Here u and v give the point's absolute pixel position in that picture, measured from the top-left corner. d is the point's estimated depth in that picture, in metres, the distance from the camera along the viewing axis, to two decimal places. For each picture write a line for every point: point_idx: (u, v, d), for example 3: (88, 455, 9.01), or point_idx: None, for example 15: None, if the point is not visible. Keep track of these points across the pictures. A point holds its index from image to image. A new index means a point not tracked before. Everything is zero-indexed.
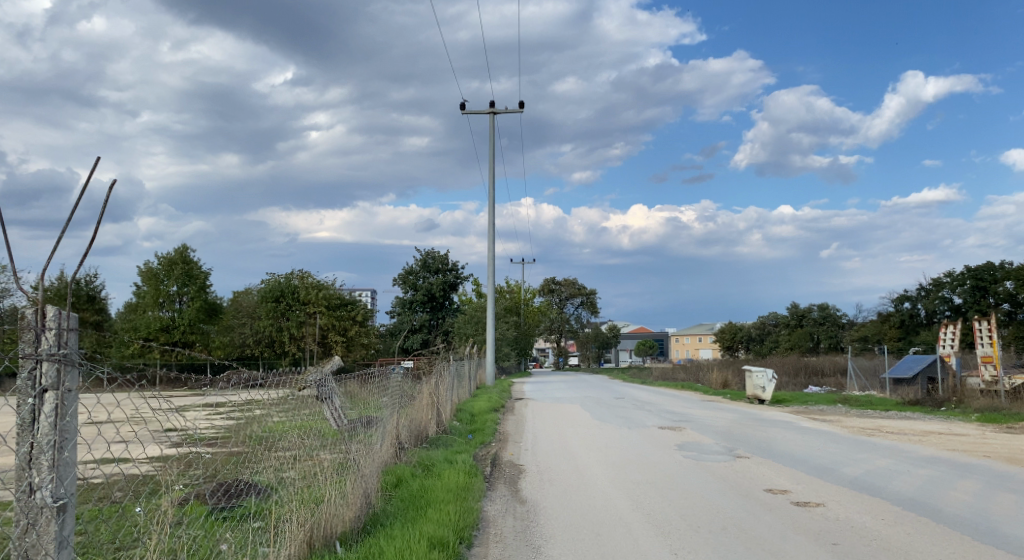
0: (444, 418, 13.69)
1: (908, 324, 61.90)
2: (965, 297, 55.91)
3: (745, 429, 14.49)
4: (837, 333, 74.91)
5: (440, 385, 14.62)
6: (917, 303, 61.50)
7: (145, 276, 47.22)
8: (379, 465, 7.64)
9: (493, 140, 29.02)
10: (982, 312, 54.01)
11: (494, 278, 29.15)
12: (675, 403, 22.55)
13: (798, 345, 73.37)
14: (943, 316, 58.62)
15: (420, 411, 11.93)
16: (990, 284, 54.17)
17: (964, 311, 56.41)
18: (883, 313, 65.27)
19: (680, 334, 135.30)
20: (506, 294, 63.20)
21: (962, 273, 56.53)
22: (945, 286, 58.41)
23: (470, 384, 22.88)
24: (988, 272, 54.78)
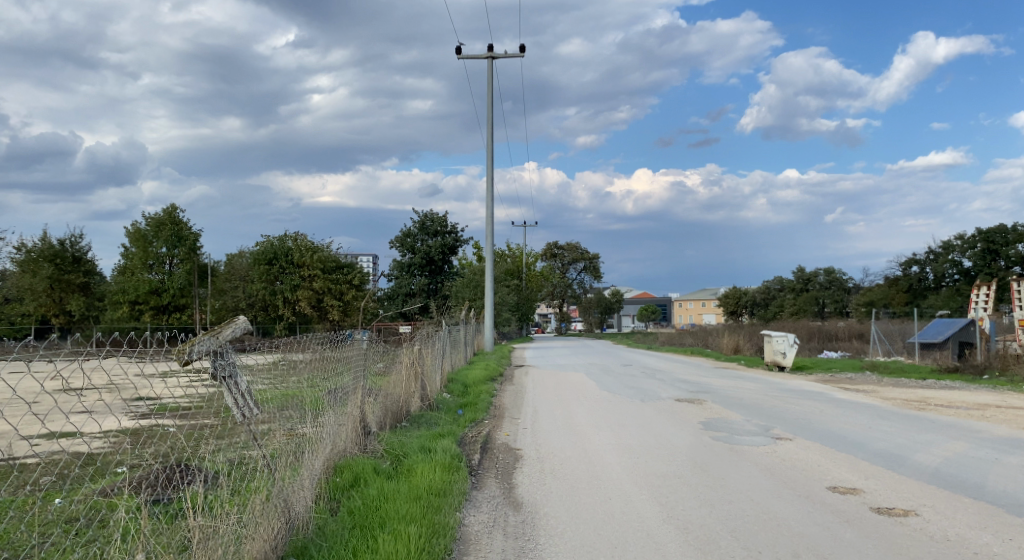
0: (431, 390, 12.02)
1: (916, 288, 60.13)
2: (975, 261, 54.03)
3: (774, 402, 12.83)
4: (843, 297, 73.21)
5: (428, 354, 12.94)
6: (925, 267, 59.78)
7: (133, 237, 45.27)
8: (330, 460, 5.92)
9: (492, 89, 27.05)
10: (993, 276, 52.35)
11: (493, 240, 27.40)
12: (689, 371, 20.88)
13: (804, 309, 71.67)
14: (952, 279, 56.87)
15: (396, 386, 10.25)
16: (1002, 247, 52.17)
17: (973, 275, 54.65)
18: (890, 277, 63.37)
19: (683, 299, 133.93)
20: (507, 257, 61.36)
21: (972, 235, 54.47)
22: (955, 249, 56.55)
23: (466, 350, 21.23)
24: (999, 234, 52.66)
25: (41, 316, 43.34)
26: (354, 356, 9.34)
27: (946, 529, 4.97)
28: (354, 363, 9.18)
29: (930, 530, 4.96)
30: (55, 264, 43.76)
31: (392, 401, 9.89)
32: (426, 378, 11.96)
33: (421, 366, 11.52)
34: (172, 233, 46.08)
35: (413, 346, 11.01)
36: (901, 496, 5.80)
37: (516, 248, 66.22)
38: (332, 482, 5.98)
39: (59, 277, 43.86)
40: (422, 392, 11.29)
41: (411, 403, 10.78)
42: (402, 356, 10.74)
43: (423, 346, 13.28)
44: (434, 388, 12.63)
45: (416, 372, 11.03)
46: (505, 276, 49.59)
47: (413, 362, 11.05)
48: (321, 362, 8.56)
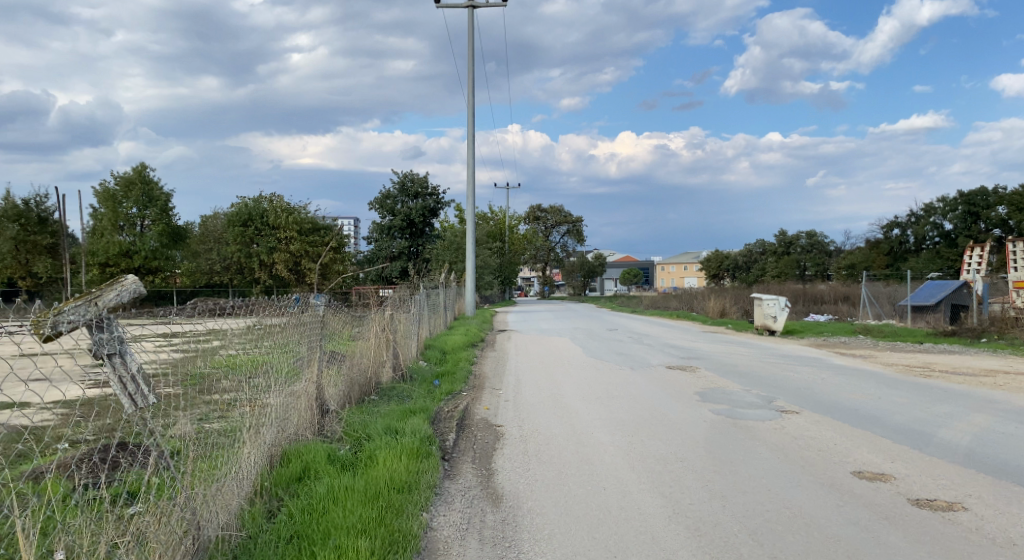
0: (406, 359, 11.17)
1: (897, 251, 59.62)
2: (956, 224, 53.59)
3: (771, 369, 12.10)
4: (824, 260, 72.91)
5: (401, 316, 12.07)
6: (907, 229, 59.28)
7: (102, 197, 43.82)
8: (250, 462, 5.11)
9: (473, 43, 25.93)
10: (974, 239, 51.92)
11: (473, 201, 26.43)
12: (678, 335, 20.13)
13: (786, 272, 71.33)
14: (933, 242, 56.50)
15: (361, 356, 9.38)
16: (983, 209, 51.71)
17: (954, 237, 54.25)
18: (872, 240, 62.93)
19: (666, 263, 133.62)
20: (489, 220, 60.24)
21: (954, 198, 53.87)
22: (936, 211, 56.07)
23: (445, 315, 20.37)
24: (981, 197, 52.15)
25: (8, 279, 42.05)
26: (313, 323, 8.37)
27: (1005, 531, 4.23)
28: (312, 332, 8.23)
29: (985, 533, 4.21)
30: (20, 225, 42.36)
31: (355, 374, 9.05)
32: (400, 345, 11.08)
33: (394, 331, 10.65)
34: (143, 194, 44.71)
35: (387, 311, 10.11)
36: (941, 485, 5.03)
37: (499, 210, 65.10)
38: (260, 486, 5.21)
39: (25, 238, 42.50)
40: (395, 362, 10.43)
41: (380, 373, 9.94)
42: (372, 323, 9.84)
43: (399, 311, 12.38)
44: (408, 355, 11.78)
45: (388, 340, 10.16)
46: (487, 239, 48.59)
47: (386, 329, 10.17)
48: (293, 328, 7.84)
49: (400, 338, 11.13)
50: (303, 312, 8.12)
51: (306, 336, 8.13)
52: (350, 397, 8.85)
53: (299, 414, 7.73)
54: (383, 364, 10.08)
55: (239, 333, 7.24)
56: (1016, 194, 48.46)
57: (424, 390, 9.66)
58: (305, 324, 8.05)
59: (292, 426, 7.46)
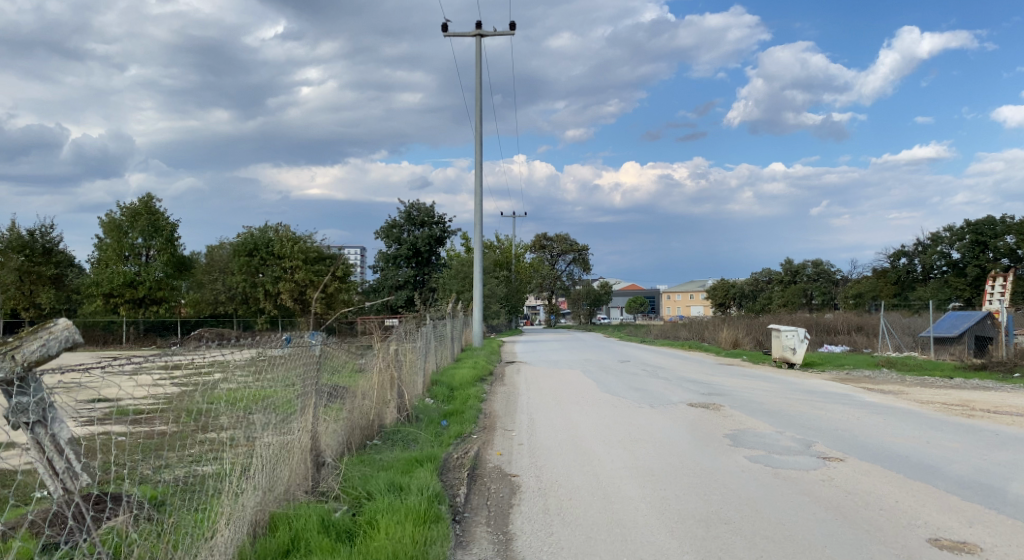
0: (412, 397, 10.47)
1: (905, 280, 58.78)
2: (964, 253, 52.78)
3: (801, 407, 11.37)
4: (831, 289, 72.07)
5: (407, 349, 11.38)
6: (914, 258, 58.49)
7: (107, 227, 43.38)
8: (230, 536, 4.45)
9: (481, 71, 25.54)
10: (982, 268, 51.16)
11: (481, 230, 25.85)
12: (695, 368, 19.38)
13: (793, 301, 70.49)
14: (941, 272, 55.65)
15: (362, 397, 8.67)
16: (990, 238, 50.80)
17: (963, 267, 53.43)
18: (879, 269, 62.07)
19: (671, 292, 132.79)
20: (495, 248, 59.68)
21: (961, 227, 53.17)
22: (944, 240, 55.29)
23: (453, 347, 19.66)
24: (988, 226, 51.18)
25: (10, 310, 41.48)
26: (308, 360, 7.56)
27: None
28: (309, 371, 7.52)
29: None
30: (24, 256, 41.88)
31: (356, 417, 8.37)
32: (405, 380, 10.39)
33: (399, 367, 9.95)
34: (148, 224, 44.24)
35: (392, 346, 9.44)
36: None
37: (505, 238, 64.56)
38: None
39: (29, 269, 41.95)
40: (402, 400, 9.72)
41: (383, 414, 9.24)
42: (375, 361, 9.16)
43: (405, 345, 11.69)
44: (414, 390, 11.09)
45: (394, 377, 9.47)
46: (494, 267, 47.98)
47: (392, 366, 9.48)
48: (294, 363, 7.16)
49: (405, 374, 10.43)
50: (301, 352, 7.46)
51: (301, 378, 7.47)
52: (350, 444, 8.16)
53: (293, 466, 6.99)
54: (387, 403, 9.39)
55: (240, 365, 6.87)
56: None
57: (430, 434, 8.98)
58: (304, 365, 7.40)
59: (285, 482, 6.72)
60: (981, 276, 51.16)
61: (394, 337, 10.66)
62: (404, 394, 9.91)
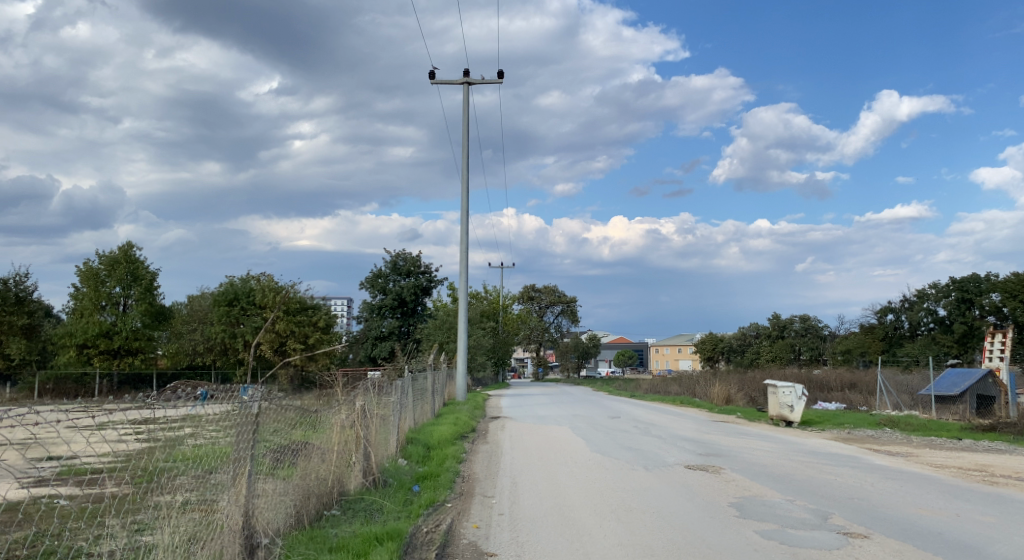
0: (382, 459, 9.71)
1: (892, 337, 58.10)
2: (950, 310, 52.35)
3: (807, 471, 10.50)
4: (819, 345, 71.36)
5: (378, 408, 10.55)
6: (900, 314, 57.96)
7: (84, 275, 42.44)
8: None
9: (469, 119, 25.09)
10: (969, 325, 50.67)
11: (466, 280, 25.09)
12: (687, 425, 18.54)
13: (781, 356, 69.68)
14: (928, 328, 55.10)
15: (317, 463, 7.91)
16: (976, 296, 50.56)
17: (949, 324, 52.93)
18: (866, 325, 61.43)
19: (660, 345, 131.88)
20: (483, 299, 58.80)
21: (947, 283, 52.77)
22: (930, 297, 54.89)
23: (434, 401, 18.76)
24: (974, 283, 51.00)
25: None
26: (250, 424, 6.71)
27: None
28: (248, 435, 6.67)
29: None
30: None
31: (311, 484, 7.61)
32: (376, 440, 9.63)
33: (369, 424, 9.15)
34: (127, 272, 43.30)
35: (359, 403, 8.70)
36: None
37: (493, 289, 63.78)
38: None
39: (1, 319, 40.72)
40: (369, 462, 8.96)
41: (345, 478, 8.47)
42: (337, 419, 8.42)
43: (380, 400, 10.95)
44: (386, 450, 10.32)
45: (361, 436, 8.72)
46: (480, 318, 47.06)
47: (359, 423, 8.75)
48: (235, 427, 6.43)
49: (376, 433, 9.67)
50: (243, 414, 6.71)
51: (240, 442, 6.71)
52: (302, 516, 7.39)
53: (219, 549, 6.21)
54: (351, 465, 8.63)
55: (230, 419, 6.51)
56: (1010, 279, 47.52)
57: (396, 507, 8.17)
58: (246, 427, 6.66)
59: None
60: (968, 333, 50.63)
61: (367, 391, 9.91)
62: (373, 455, 9.15)
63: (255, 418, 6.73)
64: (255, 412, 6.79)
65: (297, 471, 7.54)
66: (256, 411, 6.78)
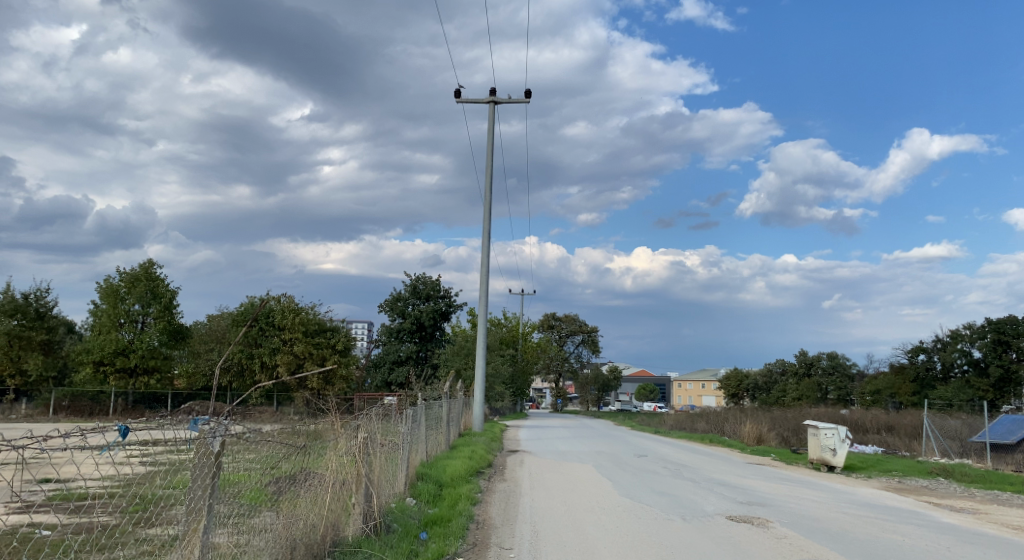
0: (387, 499, 8.69)
1: (924, 378, 55.89)
2: (985, 352, 50.25)
3: (865, 528, 9.32)
4: (847, 384, 69.23)
5: (387, 440, 9.55)
6: (932, 355, 55.85)
7: (104, 292, 42.00)
8: None
9: (493, 138, 24.19)
10: (1004, 368, 48.56)
11: (488, 305, 24.04)
12: (721, 468, 17.30)
13: (807, 395, 67.55)
14: (961, 370, 52.99)
15: (308, 506, 6.95)
16: (1013, 338, 48.54)
17: (984, 366, 50.86)
18: (896, 364, 59.31)
19: (682, 379, 129.48)
20: (503, 326, 57.62)
21: (982, 324, 50.79)
22: (963, 338, 52.89)
23: (450, 432, 17.67)
24: (1011, 325, 49.03)
25: None
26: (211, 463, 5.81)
27: None
28: (209, 477, 5.77)
29: None
30: (17, 319, 40.39)
31: (296, 532, 6.64)
32: (380, 476, 8.63)
33: (372, 460, 8.15)
34: (147, 290, 42.72)
35: (359, 435, 7.77)
36: None
37: (514, 317, 62.59)
38: None
39: (19, 334, 40.23)
40: (374, 502, 8.00)
41: (341, 521, 7.50)
42: (333, 453, 7.47)
43: (389, 431, 9.95)
44: (391, 489, 9.30)
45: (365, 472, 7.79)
46: (501, 346, 45.86)
47: (361, 458, 7.80)
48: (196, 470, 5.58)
49: (380, 468, 8.67)
50: (199, 450, 5.76)
51: (199, 484, 5.77)
52: None
53: None
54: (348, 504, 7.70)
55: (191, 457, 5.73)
56: None
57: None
58: (205, 466, 5.72)
59: None
60: (1005, 377, 48.53)
61: (373, 418, 8.95)
62: (377, 492, 8.19)
63: (215, 457, 5.80)
64: (216, 448, 5.85)
65: (279, 517, 6.59)
66: (216, 447, 5.85)
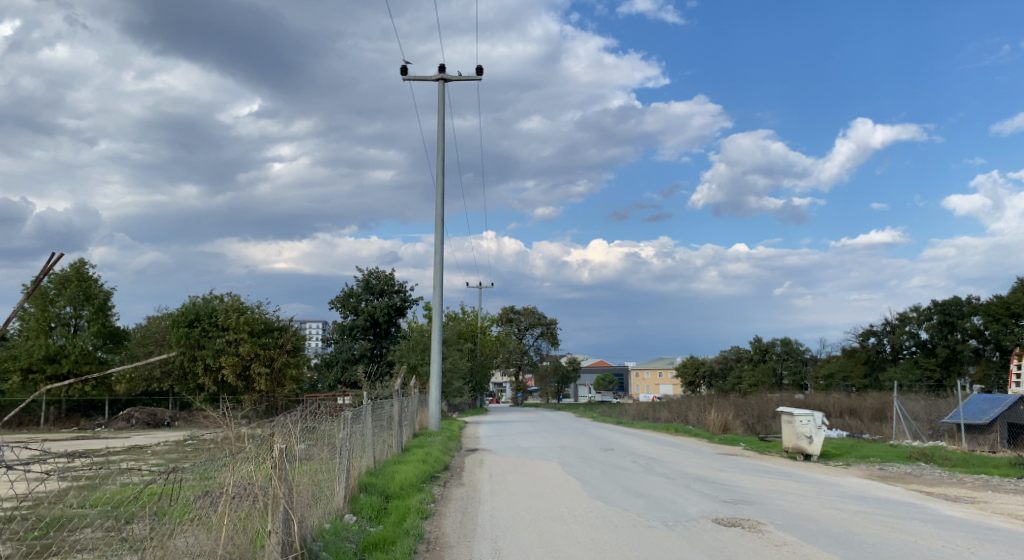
0: (314, 521, 7.36)
1: (874, 360, 56.01)
2: (931, 333, 50.25)
3: (869, 528, 8.27)
4: (801, 369, 69.27)
5: (319, 450, 8.20)
6: (882, 338, 55.94)
7: (31, 294, 39.56)
8: None
9: (444, 118, 22.84)
10: (951, 349, 48.67)
11: (442, 297, 22.72)
12: (693, 461, 16.23)
13: (762, 381, 67.40)
14: (909, 352, 53.15)
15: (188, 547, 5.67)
16: (959, 319, 48.68)
17: (931, 347, 50.98)
18: (847, 348, 59.27)
19: (640, 369, 129.43)
20: (460, 320, 56.13)
21: (928, 307, 50.85)
22: (911, 320, 53.02)
23: (402, 432, 16.34)
24: (955, 306, 49.15)
25: None
26: None
27: None
28: None
29: None
30: None
31: None
32: (306, 491, 7.35)
33: (290, 477, 6.82)
34: (79, 291, 40.72)
35: (273, 446, 6.49)
36: None
37: (471, 311, 61.13)
38: None
39: None
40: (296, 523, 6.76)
41: (245, 547, 6.31)
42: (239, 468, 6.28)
43: (320, 439, 8.59)
44: (321, 510, 7.96)
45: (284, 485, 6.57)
46: (458, 339, 44.50)
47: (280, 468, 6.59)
48: None
49: (306, 482, 7.36)
50: None
51: None
52: None
53: None
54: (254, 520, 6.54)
55: None
56: (993, 302, 45.86)
57: None
58: None
59: None
60: (951, 357, 48.55)
61: (295, 423, 7.66)
62: (302, 509, 6.97)
63: None
64: None
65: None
66: None
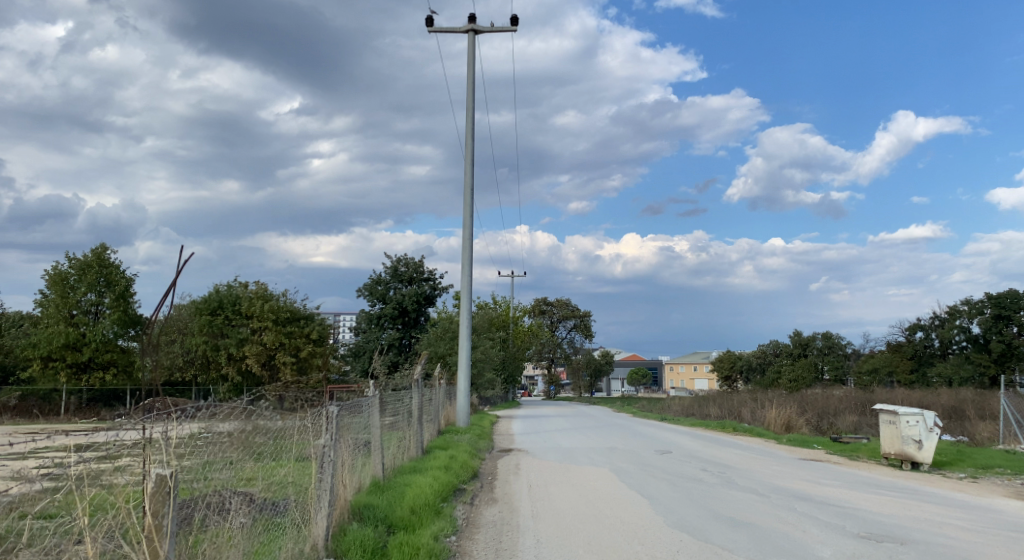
0: None
1: (922, 355, 52.30)
2: (984, 328, 46.05)
3: None
4: (844, 363, 65.24)
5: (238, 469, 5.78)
6: (931, 332, 52.05)
7: (51, 280, 37.52)
8: None
9: (473, 74, 20.01)
10: (1007, 344, 44.41)
11: (472, 276, 20.00)
12: (779, 469, 13.30)
13: (802, 377, 63.71)
14: (960, 347, 49.08)
15: None
16: (1016, 313, 44.32)
17: (984, 342, 46.91)
18: (892, 342, 55.21)
19: (674, 363, 126.02)
20: (491, 310, 53.32)
21: (981, 298, 46.64)
22: (962, 313, 48.79)
23: (423, 431, 13.66)
24: (1011, 298, 44.81)
25: None
26: None
27: None
28: None
29: None
30: None
31: None
32: (222, 535, 5.43)
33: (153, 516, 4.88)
34: (99, 277, 38.26)
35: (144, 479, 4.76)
36: None
37: (502, 301, 58.38)
38: None
39: None
40: None
41: None
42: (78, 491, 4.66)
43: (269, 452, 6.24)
44: None
45: None
46: (490, 329, 41.76)
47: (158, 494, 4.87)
48: None
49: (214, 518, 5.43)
50: None
51: None
52: None
53: None
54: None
55: None
56: None
57: None
58: None
59: None
60: (1007, 352, 44.29)
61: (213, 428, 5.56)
62: None
63: None
64: None
65: None
66: None
